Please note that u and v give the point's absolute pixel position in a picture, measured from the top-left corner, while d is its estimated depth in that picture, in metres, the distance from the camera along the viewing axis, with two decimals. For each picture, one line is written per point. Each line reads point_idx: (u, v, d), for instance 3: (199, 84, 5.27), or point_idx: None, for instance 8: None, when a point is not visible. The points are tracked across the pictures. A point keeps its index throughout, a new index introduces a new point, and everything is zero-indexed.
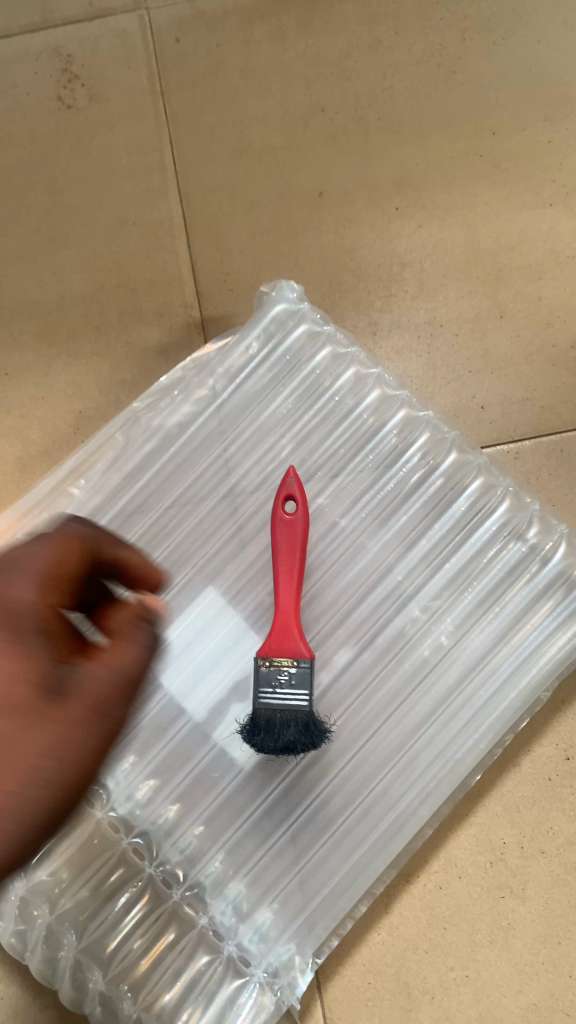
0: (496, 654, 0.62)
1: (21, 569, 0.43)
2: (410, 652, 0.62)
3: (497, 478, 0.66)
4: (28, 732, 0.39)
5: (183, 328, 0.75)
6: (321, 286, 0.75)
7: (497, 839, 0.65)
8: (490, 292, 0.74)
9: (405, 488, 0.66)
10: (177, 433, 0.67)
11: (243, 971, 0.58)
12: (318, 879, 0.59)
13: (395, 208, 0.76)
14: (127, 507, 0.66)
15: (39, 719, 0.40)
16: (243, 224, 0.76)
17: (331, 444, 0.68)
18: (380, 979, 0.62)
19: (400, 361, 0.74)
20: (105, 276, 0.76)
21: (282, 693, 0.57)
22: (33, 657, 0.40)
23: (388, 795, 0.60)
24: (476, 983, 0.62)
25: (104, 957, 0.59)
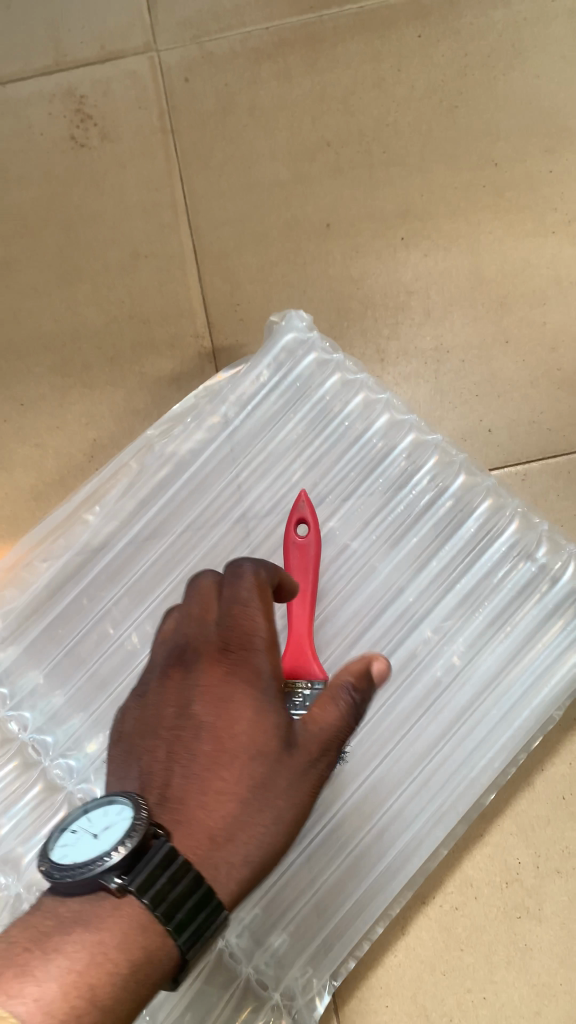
0: (508, 673, 0.63)
1: (250, 632, 0.48)
2: (423, 672, 0.63)
3: (506, 500, 0.67)
4: (269, 783, 0.45)
5: (194, 359, 0.77)
6: (329, 315, 0.77)
7: (513, 859, 0.65)
8: (495, 318, 0.76)
9: (415, 510, 0.67)
10: (190, 460, 0.69)
11: (261, 995, 0.59)
12: (335, 901, 0.59)
13: (401, 238, 0.78)
14: (141, 532, 0.67)
15: (275, 772, 0.45)
16: (253, 256, 0.78)
17: (342, 468, 0.69)
18: (398, 1003, 0.62)
19: (407, 387, 0.75)
20: (118, 309, 0.78)
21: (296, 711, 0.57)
22: (270, 716, 0.46)
23: (403, 816, 0.60)
24: (494, 1005, 0.62)
25: None
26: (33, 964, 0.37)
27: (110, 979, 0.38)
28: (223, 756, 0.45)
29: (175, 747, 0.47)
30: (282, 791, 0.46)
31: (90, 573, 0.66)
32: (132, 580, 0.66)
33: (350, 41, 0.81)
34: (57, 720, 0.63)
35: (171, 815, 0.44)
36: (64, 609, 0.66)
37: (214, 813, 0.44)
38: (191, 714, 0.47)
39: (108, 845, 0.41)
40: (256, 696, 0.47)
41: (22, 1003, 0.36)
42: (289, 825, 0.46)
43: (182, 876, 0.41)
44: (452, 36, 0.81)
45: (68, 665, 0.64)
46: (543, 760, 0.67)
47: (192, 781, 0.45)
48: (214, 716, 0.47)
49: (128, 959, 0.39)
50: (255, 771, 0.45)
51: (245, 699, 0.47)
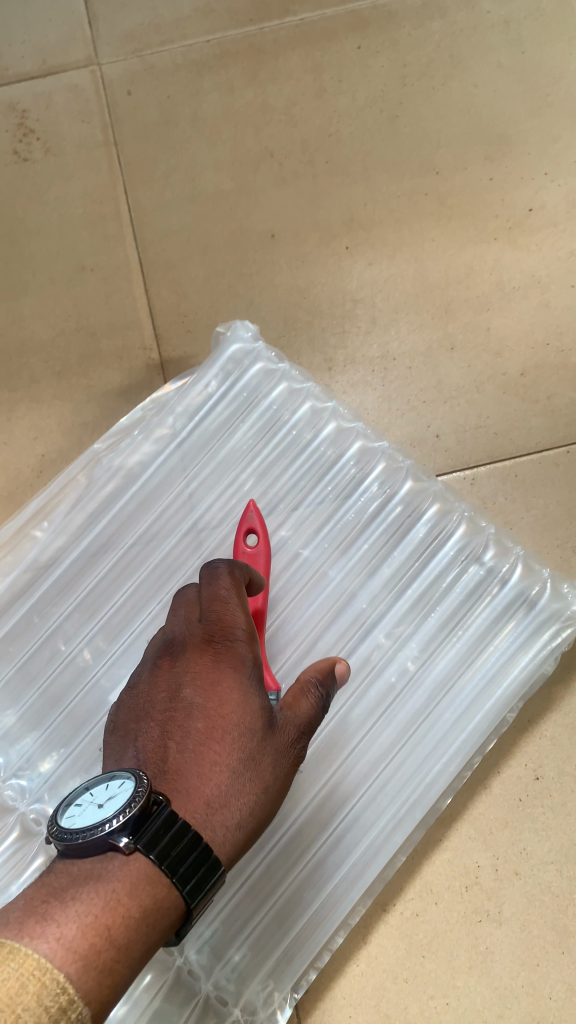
0: (461, 674, 0.63)
1: (233, 622, 0.51)
2: (376, 678, 0.63)
3: (453, 504, 0.68)
4: (257, 756, 0.47)
5: (143, 370, 0.76)
6: (276, 324, 0.77)
7: (472, 863, 0.65)
8: (440, 324, 0.77)
9: (364, 516, 0.67)
10: (138, 472, 0.68)
11: (221, 1011, 0.57)
12: (294, 910, 0.59)
13: (346, 247, 0.78)
14: (91, 546, 0.67)
15: (262, 746, 0.47)
16: (199, 267, 0.78)
17: (291, 477, 0.69)
18: (361, 1013, 0.62)
19: (356, 394, 0.75)
20: (65, 322, 0.77)
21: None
22: (254, 697, 0.49)
23: (361, 822, 0.60)
24: (457, 1010, 0.61)
25: None
26: (51, 912, 0.37)
27: (124, 924, 0.38)
28: (215, 731, 0.47)
29: (169, 727, 0.48)
30: (268, 766, 0.47)
31: (40, 588, 0.66)
32: (82, 595, 0.65)
33: (291, 53, 0.82)
34: (9, 740, 0.62)
35: (169, 784, 0.45)
36: (14, 626, 0.65)
37: (210, 782, 0.45)
38: (181, 698, 0.50)
39: (115, 807, 0.41)
40: (243, 680, 0.49)
41: (45, 942, 0.35)
42: (273, 800, 0.48)
43: (183, 834, 0.41)
44: (391, 47, 0.82)
45: (20, 682, 0.63)
46: (498, 759, 0.68)
47: (187, 754, 0.47)
48: (202, 699, 0.49)
49: (138, 907, 0.39)
50: (244, 746, 0.47)
51: (230, 680, 0.49)
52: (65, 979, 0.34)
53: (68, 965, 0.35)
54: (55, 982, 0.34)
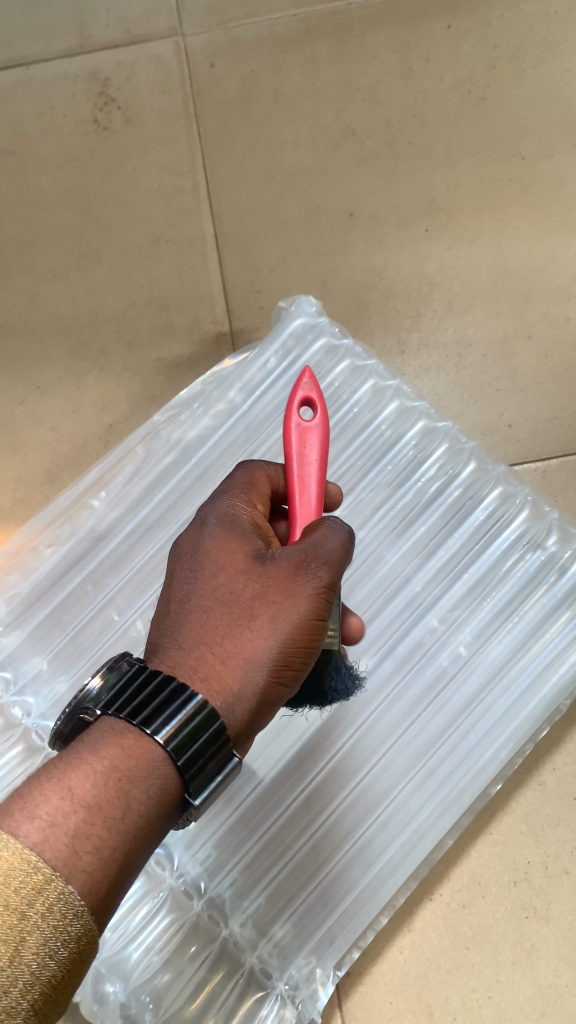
0: (516, 662, 0.62)
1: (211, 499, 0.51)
2: (430, 661, 0.63)
3: (516, 488, 0.66)
4: (242, 590, 0.44)
5: (212, 343, 0.76)
6: (350, 305, 0.76)
7: (522, 858, 0.64)
8: (518, 314, 0.75)
9: (424, 497, 0.67)
10: (196, 445, 0.68)
11: (264, 984, 0.58)
12: (340, 890, 0.59)
13: (425, 230, 0.77)
14: (147, 518, 0.66)
15: (248, 582, 0.45)
16: (274, 245, 0.78)
17: (353, 457, 0.68)
18: (402, 1000, 0.61)
19: (427, 380, 0.74)
20: (137, 294, 0.77)
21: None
22: (236, 545, 0.46)
23: (410, 805, 0.60)
24: (499, 1005, 0.61)
25: (125, 968, 0.58)
26: (22, 794, 0.35)
27: (95, 783, 0.36)
28: (193, 581, 0.45)
29: (160, 597, 0.47)
30: (263, 601, 0.44)
31: (95, 559, 0.65)
32: (136, 568, 0.65)
33: (378, 31, 0.80)
34: (60, 709, 0.61)
35: (155, 639, 0.44)
36: (68, 596, 0.65)
37: (189, 625, 0.43)
38: (170, 567, 0.48)
39: (87, 683, 0.41)
40: (222, 534, 0.47)
41: (14, 824, 0.34)
42: (276, 625, 0.43)
43: (152, 694, 0.39)
44: (480, 30, 0.80)
45: (70, 652, 0.63)
46: (551, 752, 0.67)
47: (169, 611, 0.45)
48: (189, 558, 0.46)
49: (110, 762, 0.37)
50: (221, 587, 0.44)
51: (210, 538, 0.47)
52: (36, 857, 0.32)
53: (40, 839, 0.33)
54: (26, 861, 0.32)
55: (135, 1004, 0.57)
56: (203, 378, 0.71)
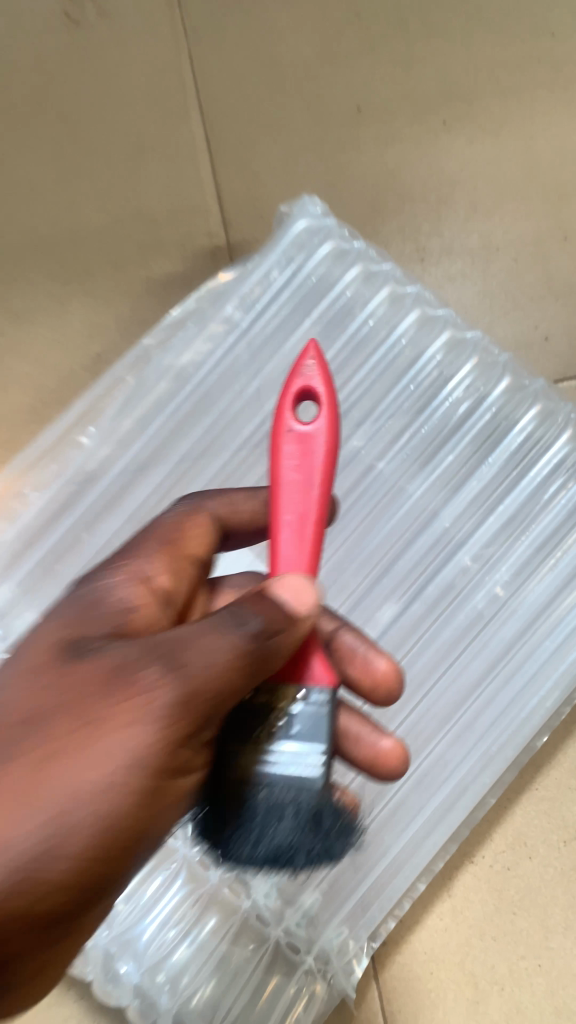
0: (561, 602, 0.55)
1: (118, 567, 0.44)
2: (463, 604, 0.56)
3: (557, 404, 0.58)
4: (31, 704, 0.33)
5: (207, 258, 0.68)
6: (362, 209, 0.68)
7: (572, 816, 0.59)
8: (552, 211, 0.67)
9: (452, 421, 0.59)
10: (192, 371, 0.61)
11: (292, 959, 0.53)
12: (373, 857, 0.53)
13: (443, 121, 0.68)
14: (140, 454, 0.60)
15: (45, 693, 0.33)
16: (274, 147, 0.70)
17: (369, 379, 0.61)
18: (444, 970, 0.56)
19: (452, 287, 0.66)
20: (122, 208, 0.69)
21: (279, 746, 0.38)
22: (59, 648, 0.36)
23: (446, 762, 0.54)
24: (550, 973, 0.56)
25: (138, 947, 0.53)
26: None
27: None
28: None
29: None
30: (65, 715, 0.32)
31: (86, 502, 0.59)
32: (132, 508, 0.59)
33: None
34: None
35: None
36: (60, 543, 0.59)
37: None
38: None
39: None
40: (49, 637, 0.37)
41: None
42: (49, 754, 0.31)
43: None
44: None
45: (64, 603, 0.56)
46: None
47: None
48: (44, 632, 0.37)
49: None
50: (7, 698, 0.33)
51: (36, 638, 0.37)
52: None
53: None
54: None
55: (151, 983, 0.52)
56: (196, 292, 0.63)
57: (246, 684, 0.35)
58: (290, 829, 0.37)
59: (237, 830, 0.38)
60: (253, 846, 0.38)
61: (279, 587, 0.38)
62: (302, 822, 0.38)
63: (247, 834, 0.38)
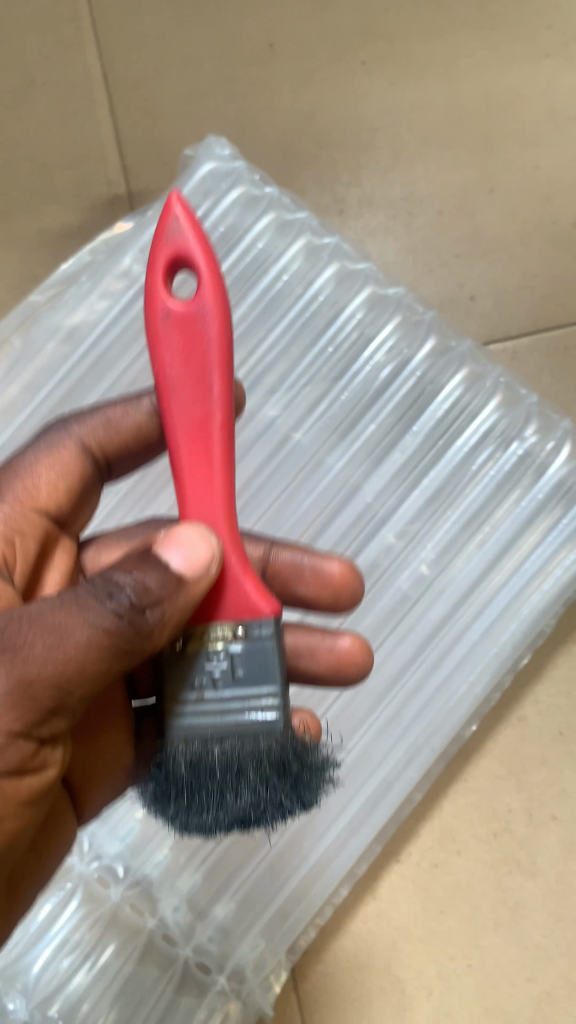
0: (490, 580, 0.51)
1: None
2: (387, 586, 0.52)
3: (485, 369, 0.54)
4: None
5: (106, 208, 0.61)
6: (275, 156, 0.62)
7: (502, 805, 0.55)
8: (478, 162, 0.62)
9: (374, 387, 0.54)
10: (87, 329, 0.54)
11: (203, 980, 0.48)
12: (291, 861, 0.50)
13: (362, 61, 0.62)
14: (28, 424, 0.53)
15: None
16: (178, 84, 0.63)
17: (283, 340, 0.55)
18: (369, 977, 0.52)
19: (373, 242, 0.61)
20: (8, 151, 0.62)
21: (223, 698, 0.32)
22: None
23: (370, 757, 0.50)
24: (480, 974, 0.52)
25: (28, 980, 0.47)
26: None
27: None
28: None
29: None
30: None
31: None
32: None
33: None
34: None
35: None
36: None
37: None
38: None
39: None
40: None
41: None
42: None
43: None
44: None
45: None
46: (532, 681, 0.57)
47: None
48: None
49: None
50: None
51: None
52: None
53: None
54: None
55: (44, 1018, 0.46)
56: (92, 243, 0.57)
57: (105, 670, 0.31)
58: (255, 792, 0.31)
59: (186, 799, 0.31)
60: (217, 817, 0.31)
61: (178, 534, 0.33)
62: (268, 782, 0.31)
63: (205, 808, 0.31)
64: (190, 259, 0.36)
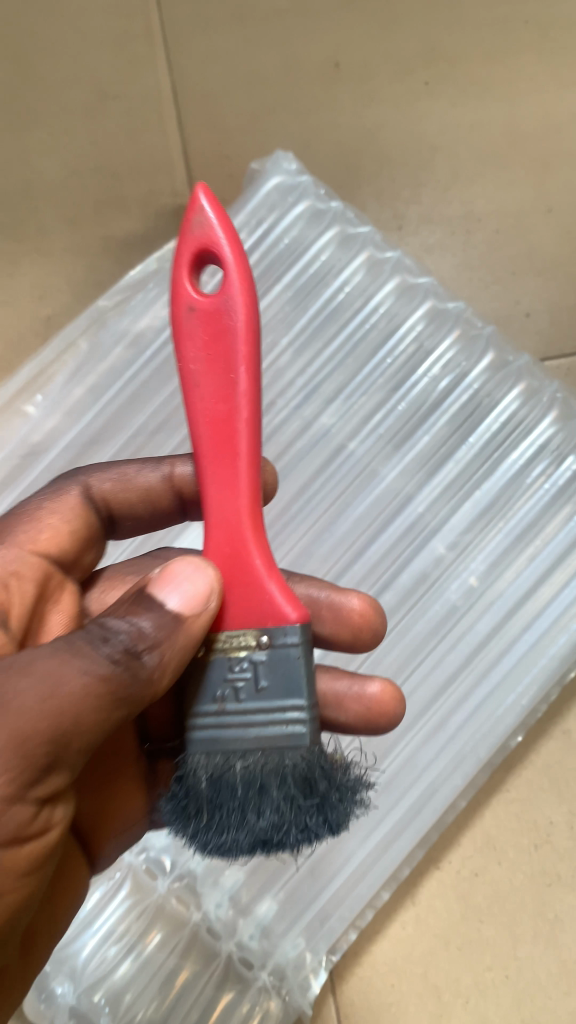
0: (540, 594, 0.51)
1: None
2: (436, 596, 0.52)
3: (542, 383, 0.55)
4: None
5: (171, 218, 0.64)
6: (335, 172, 0.64)
7: (543, 818, 0.56)
8: (536, 182, 0.63)
9: (431, 399, 0.55)
10: (152, 336, 0.56)
11: (245, 976, 0.49)
12: (332, 865, 0.50)
13: (425, 82, 0.64)
14: (94, 426, 0.55)
15: None
16: (244, 100, 0.64)
17: (341, 351, 0.56)
18: (406, 982, 0.53)
19: (429, 258, 0.63)
20: (79, 161, 0.64)
21: (246, 710, 0.33)
22: None
23: (415, 763, 0.50)
24: (518, 985, 0.52)
25: (76, 965, 0.49)
26: None
27: None
28: None
29: None
30: None
31: (29, 477, 0.54)
32: None
33: None
34: None
35: None
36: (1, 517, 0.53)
37: None
38: None
39: None
40: None
41: None
42: None
43: None
44: None
45: None
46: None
47: None
48: None
49: None
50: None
51: None
52: None
53: None
54: None
55: (89, 1004, 0.48)
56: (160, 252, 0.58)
57: (105, 720, 0.31)
58: (277, 810, 0.32)
59: (209, 815, 0.33)
60: (239, 836, 0.32)
61: (176, 572, 0.34)
62: (291, 800, 0.32)
63: (226, 825, 0.32)
64: (217, 246, 0.36)
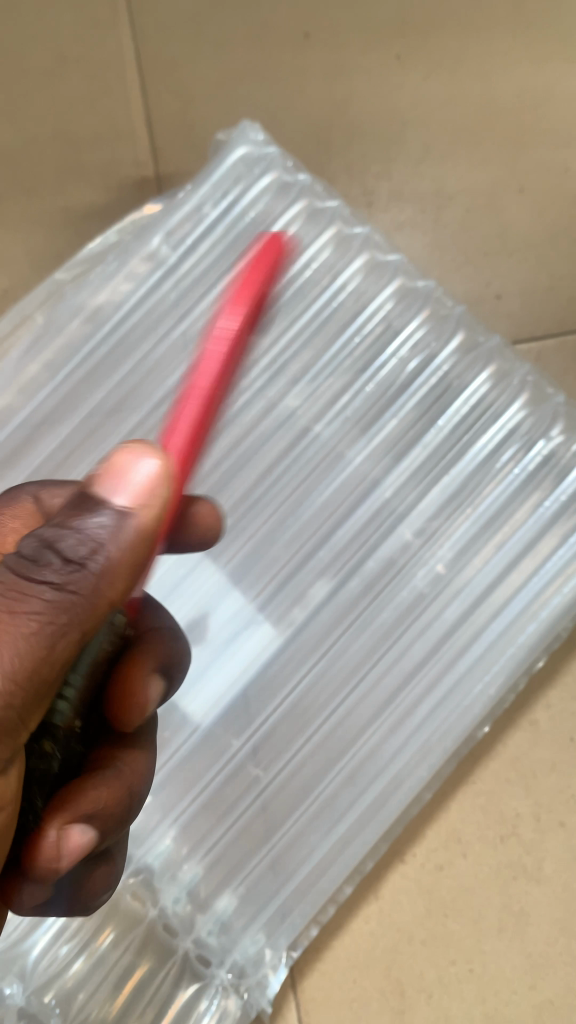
0: (509, 581, 0.50)
1: None
2: (403, 583, 0.51)
3: (512, 367, 0.54)
4: None
5: (133, 190, 0.62)
6: (307, 144, 0.62)
7: (509, 810, 0.55)
8: (508, 162, 0.62)
9: (400, 380, 0.54)
10: (111, 308, 0.54)
11: (201, 973, 0.47)
12: (295, 857, 0.48)
13: (397, 55, 0.61)
14: (48, 403, 0.53)
15: None
16: (212, 66, 0.62)
17: (308, 330, 0.55)
18: (368, 978, 0.52)
19: (400, 236, 0.61)
20: (38, 126, 0.61)
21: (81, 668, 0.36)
22: None
23: (378, 756, 0.49)
24: (482, 979, 0.51)
25: (26, 966, 0.47)
26: None
27: None
28: None
29: None
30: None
31: None
32: (36, 466, 0.52)
33: None
34: None
35: None
36: None
37: None
38: None
39: None
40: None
41: None
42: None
43: None
44: None
45: None
46: (544, 686, 0.57)
47: None
48: None
49: None
50: None
51: None
52: None
53: None
54: None
55: (40, 1005, 0.46)
56: (120, 224, 0.57)
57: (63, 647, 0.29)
58: None
59: None
60: None
61: (119, 464, 0.29)
62: None
63: None
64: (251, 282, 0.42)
